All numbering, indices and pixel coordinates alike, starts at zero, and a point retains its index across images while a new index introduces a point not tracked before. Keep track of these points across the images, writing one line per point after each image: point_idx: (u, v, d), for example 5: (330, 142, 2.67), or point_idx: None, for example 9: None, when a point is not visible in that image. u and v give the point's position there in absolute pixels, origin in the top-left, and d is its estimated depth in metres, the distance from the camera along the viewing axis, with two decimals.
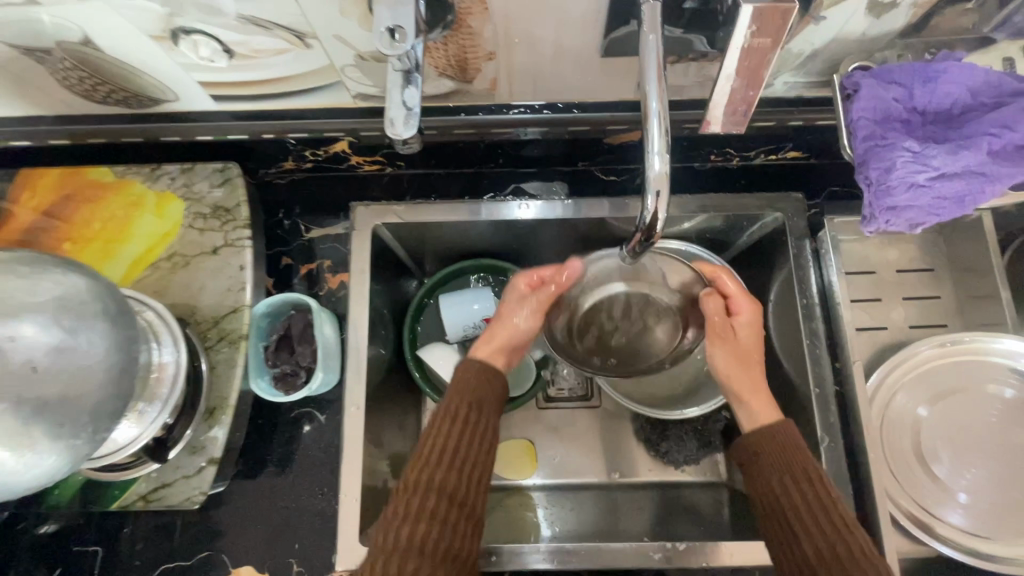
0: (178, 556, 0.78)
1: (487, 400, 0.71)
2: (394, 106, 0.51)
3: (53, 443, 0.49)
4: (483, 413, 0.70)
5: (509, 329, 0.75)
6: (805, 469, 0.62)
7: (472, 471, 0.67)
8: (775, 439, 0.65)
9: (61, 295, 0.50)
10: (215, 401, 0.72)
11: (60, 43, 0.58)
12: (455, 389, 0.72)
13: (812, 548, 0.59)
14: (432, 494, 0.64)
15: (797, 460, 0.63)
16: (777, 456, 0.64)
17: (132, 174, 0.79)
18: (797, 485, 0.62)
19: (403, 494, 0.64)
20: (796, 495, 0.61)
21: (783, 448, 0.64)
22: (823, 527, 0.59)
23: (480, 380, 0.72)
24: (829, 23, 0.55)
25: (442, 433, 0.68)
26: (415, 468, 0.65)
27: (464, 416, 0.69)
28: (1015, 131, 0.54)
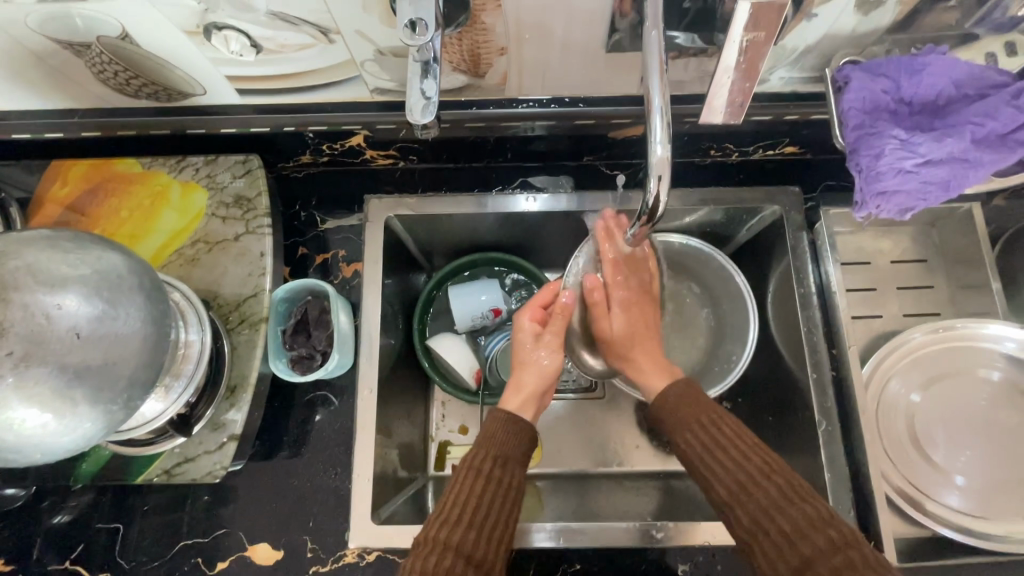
0: (196, 533, 0.81)
1: (513, 454, 0.71)
2: (414, 95, 0.55)
3: (92, 408, 0.52)
4: (507, 468, 0.70)
5: (536, 373, 0.76)
6: (702, 411, 0.69)
7: (493, 533, 0.65)
8: (676, 390, 0.72)
9: (101, 269, 0.53)
10: (236, 379, 0.75)
11: (99, 38, 0.62)
12: (479, 441, 0.72)
13: (727, 486, 0.64)
14: (450, 551, 0.62)
15: (698, 406, 0.70)
16: (683, 410, 0.70)
17: (158, 166, 0.83)
18: (701, 432, 0.68)
19: (420, 548, 0.63)
20: (699, 438, 0.68)
21: (684, 397, 0.71)
22: (729, 462, 0.65)
23: (505, 431, 0.72)
24: (820, 20, 0.58)
25: (464, 488, 0.67)
26: (435, 523, 0.65)
27: (488, 470, 0.69)
28: (997, 120, 0.58)
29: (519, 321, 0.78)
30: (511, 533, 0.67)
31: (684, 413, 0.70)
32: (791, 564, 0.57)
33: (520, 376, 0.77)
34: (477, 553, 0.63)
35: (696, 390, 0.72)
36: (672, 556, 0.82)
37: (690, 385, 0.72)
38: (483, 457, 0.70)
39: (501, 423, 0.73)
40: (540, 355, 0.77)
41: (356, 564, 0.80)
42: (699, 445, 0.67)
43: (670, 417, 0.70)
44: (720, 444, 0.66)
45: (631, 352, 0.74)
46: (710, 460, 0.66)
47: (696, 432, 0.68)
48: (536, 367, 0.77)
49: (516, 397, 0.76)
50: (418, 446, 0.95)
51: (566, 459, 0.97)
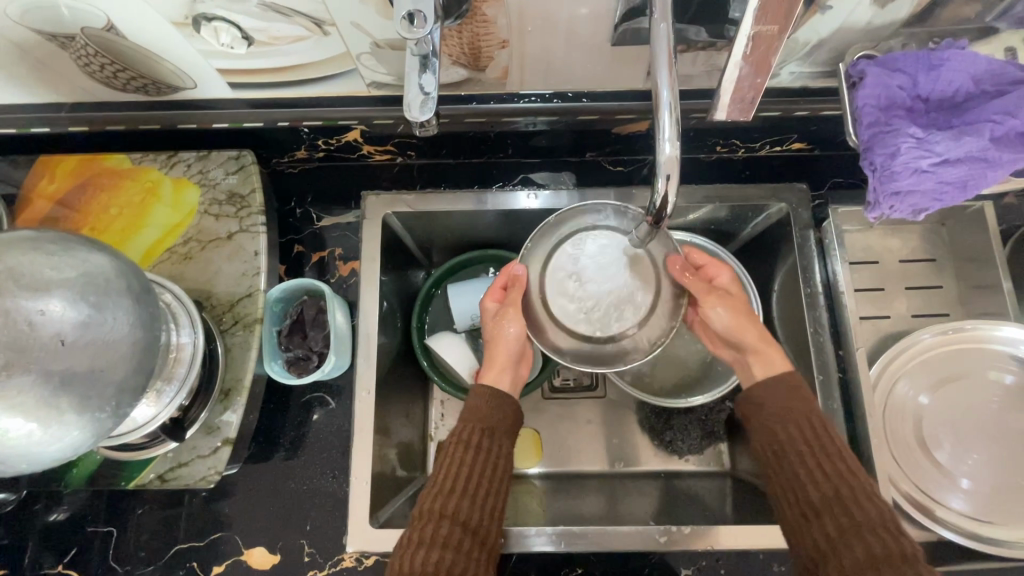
0: (192, 536, 0.80)
1: (498, 425, 0.71)
2: (412, 90, 0.53)
3: (79, 416, 0.50)
4: (494, 437, 0.70)
5: (505, 345, 0.74)
6: (811, 417, 0.66)
7: (486, 500, 0.66)
8: (778, 393, 0.68)
9: (87, 272, 0.51)
10: (230, 382, 0.73)
11: (84, 29, 0.59)
12: (466, 414, 0.72)
13: (820, 493, 0.62)
14: (445, 520, 0.63)
15: (805, 410, 0.67)
16: (784, 411, 0.67)
17: (148, 161, 0.81)
18: (804, 435, 0.65)
19: (417, 521, 0.64)
20: (801, 439, 0.65)
21: (785, 399, 0.67)
22: (829, 472, 0.63)
23: (489, 405, 0.72)
24: (835, 13, 0.56)
25: (454, 461, 0.67)
26: (429, 496, 0.65)
27: (475, 441, 0.69)
28: (1017, 118, 0.55)
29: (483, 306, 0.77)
30: (503, 500, 0.68)
31: (788, 413, 0.67)
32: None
33: (491, 351, 0.75)
34: (472, 520, 0.64)
35: (804, 398, 0.67)
36: (674, 560, 0.81)
37: (800, 391, 0.68)
38: (470, 430, 0.70)
39: (485, 397, 0.72)
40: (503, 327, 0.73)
41: (355, 567, 0.79)
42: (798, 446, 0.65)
43: (767, 414, 0.68)
44: (823, 454, 0.64)
45: (752, 353, 0.71)
46: (804, 463, 0.64)
47: (798, 436, 0.65)
48: (504, 340, 0.73)
49: (490, 369, 0.74)
50: (416, 447, 0.93)
51: (568, 459, 0.96)
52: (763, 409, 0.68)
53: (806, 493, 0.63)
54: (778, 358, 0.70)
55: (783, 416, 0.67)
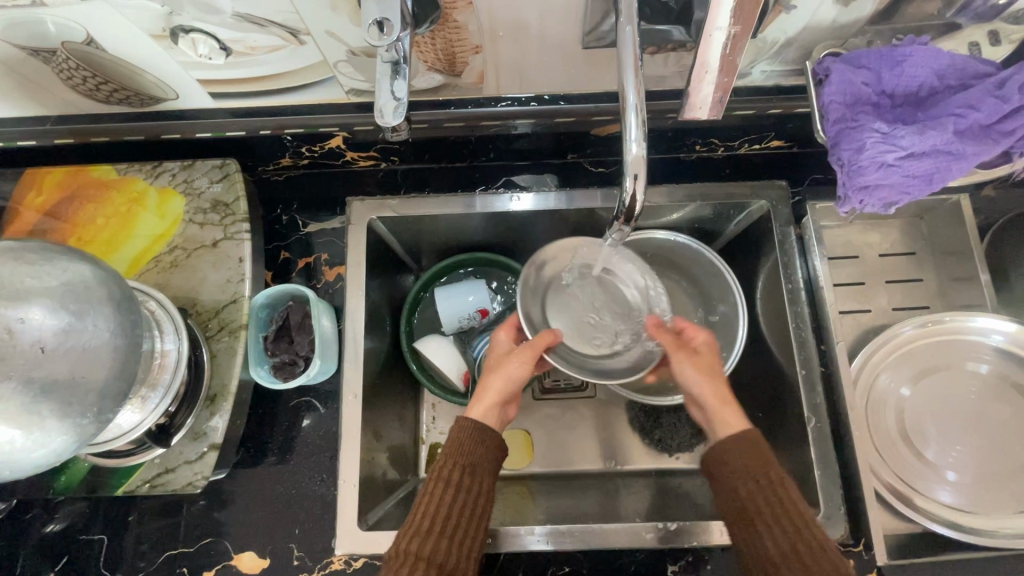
0: (183, 541, 0.80)
1: (480, 462, 0.70)
2: (384, 95, 0.53)
3: (61, 421, 0.51)
4: (475, 477, 0.69)
5: (500, 380, 0.75)
6: (771, 472, 0.63)
7: (462, 542, 0.65)
8: (736, 447, 0.65)
9: (67, 281, 0.52)
10: (216, 388, 0.74)
11: (65, 44, 0.61)
12: (447, 449, 0.71)
13: (778, 552, 0.60)
14: (422, 564, 0.62)
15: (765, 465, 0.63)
16: (739, 461, 0.64)
17: (134, 171, 0.82)
18: (768, 503, 0.61)
19: (393, 561, 0.63)
20: (767, 508, 0.61)
21: (746, 455, 0.64)
22: (804, 553, 0.58)
23: (471, 442, 0.70)
24: (800, 12, 0.57)
25: (433, 498, 0.67)
26: (405, 535, 0.65)
27: (455, 480, 0.68)
28: (979, 112, 0.56)
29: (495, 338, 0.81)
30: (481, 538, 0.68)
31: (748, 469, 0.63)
32: None
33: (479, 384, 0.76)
34: (449, 561, 0.64)
35: (761, 455, 0.64)
36: (660, 557, 0.81)
37: (761, 451, 0.64)
38: (452, 465, 0.69)
39: (468, 430, 0.71)
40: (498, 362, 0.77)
41: (344, 570, 0.79)
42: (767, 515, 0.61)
43: (726, 465, 0.64)
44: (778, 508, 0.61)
45: (717, 409, 0.68)
46: (774, 537, 0.60)
47: (759, 491, 0.62)
48: (501, 376, 0.75)
49: (479, 404, 0.74)
50: (407, 450, 0.94)
51: (558, 459, 0.96)
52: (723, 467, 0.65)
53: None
54: (736, 415, 0.67)
55: (739, 465, 0.64)
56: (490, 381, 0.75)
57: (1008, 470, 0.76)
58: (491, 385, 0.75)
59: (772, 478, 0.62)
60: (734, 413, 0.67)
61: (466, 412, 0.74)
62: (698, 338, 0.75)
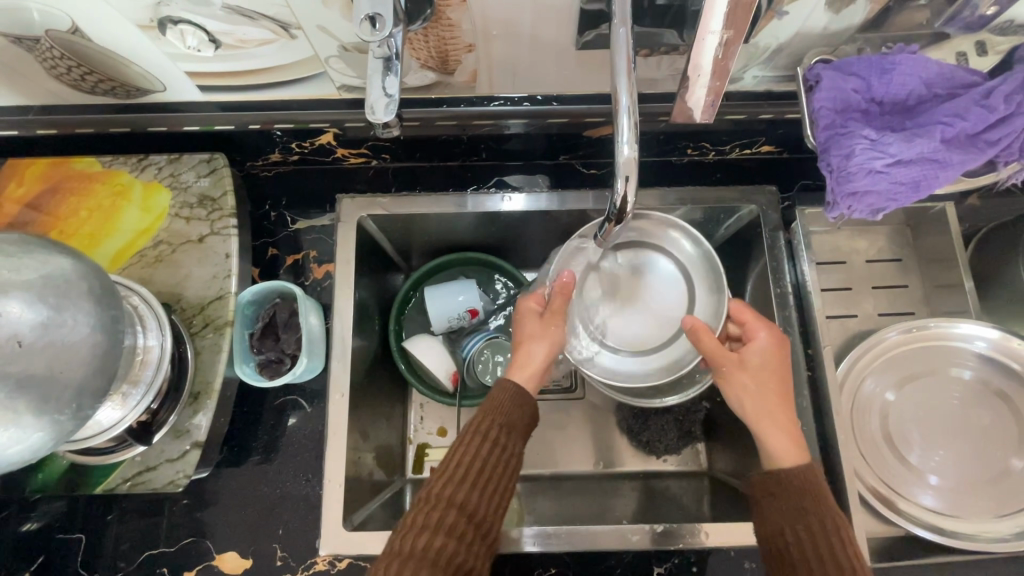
0: (163, 541, 0.79)
1: (517, 422, 0.70)
2: (375, 92, 0.53)
3: (36, 418, 0.49)
4: (511, 437, 0.68)
5: (546, 347, 0.74)
6: (825, 519, 0.62)
7: (494, 495, 0.65)
8: (791, 482, 0.64)
9: (46, 274, 0.51)
10: (200, 385, 0.73)
11: (49, 31, 0.59)
12: (485, 406, 0.70)
13: None
14: (453, 511, 0.62)
15: (819, 509, 0.62)
16: (789, 499, 0.64)
17: (119, 164, 0.80)
18: (814, 538, 0.61)
19: (423, 505, 0.63)
20: (810, 538, 0.61)
21: (799, 492, 0.64)
22: None
23: (513, 402, 0.70)
24: (791, 18, 0.58)
25: (472, 449, 0.66)
26: (440, 480, 0.64)
27: (492, 437, 0.67)
28: (966, 120, 0.57)
29: (520, 305, 0.79)
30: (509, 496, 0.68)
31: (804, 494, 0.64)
32: None
33: (519, 352, 0.75)
34: (478, 512, 0.64)
35: (820, 494, 0.63)
36: (646, 560, 0.81)
37: (818, 491, 0.63)
38: (490, 423, 0.68)
39: (511, 392, 0.71)
40: (538, 326, 0.76)
41: (328, 571, 0.78)
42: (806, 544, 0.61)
43: (776, 498, 0.64)
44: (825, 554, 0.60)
45: (758, 426, 0.68)
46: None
47: (806, 533, 0.61)
48: (545, 343, 0.75)
49: (526, 371, 0.73)
50: (394, 450, 0.93)
51: (546, 461, 0.96)
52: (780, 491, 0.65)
53: None
54: (790, 443, 0.67)
55: (791, 505, 0.63)
56: (537, 346, 0.75)
57: (989, 475, 0.77)
58: (540, 349, 0.74)
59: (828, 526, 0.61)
60: (792, 450, 0.66)
61: (507, 376, 0.74)
62: (756, 342, 0.72)
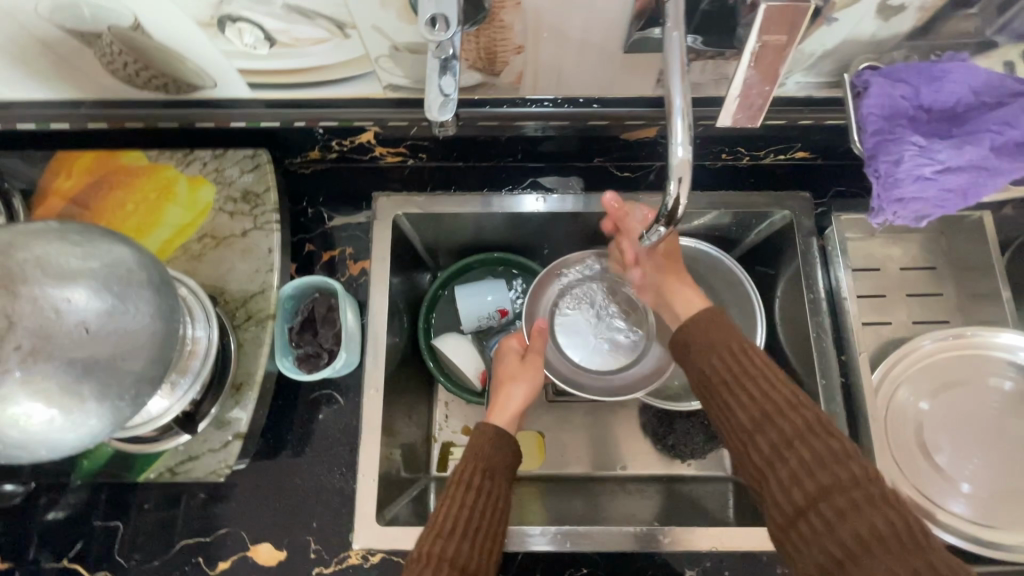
0: (197, 531, 0.80)
1: (498, 466, 0.71)
2: (432, 91, 0.55)
3: (98, 404, 0.51)
4: (494, 479, 0.70)
5: (524, 390, 0.80)
6: (732, 343, 0.67)
7: (483, 542, 0.66)
8: (698, 326, 0.70)
9: (110, 262, 0.52)
10: (242, 376, 0.74)
11: (111, 28, 0.61)
12: (466, 454, 0.72)
13: (766, 441, 0.60)
14: (445, 566, 0.62)
15: (726, 338, 0.67)
16: (704, 340, 0.69)
17: (164, 159, 0.82)
18: (732, 368, 0.65)
19: (414, 565, 0.63)
20: (729, 370, 0.65)
21: (710, 332, 0.69)
22: (784, 429, 0.59)
23: (494, 445, 0.72)
24: (841, 25, 0.59)
25: (455, 500, 0.67)
26: (429, 538, 0.64)
27: (476, 483, 0.68)
28: (1015, 129, 0.58)
29: (504, 345, 0.86)
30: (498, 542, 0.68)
31: (711, 349, 0.67)
32: (800, 495, 0.56)
33: (502, 395, 0.79)
34: (470, 564, 0.64)
35: (724, 325, 0.69)
36: (676, 562, 0.81)
37: (721, 317, 0.70)
38: (472, 469, 0.69)
39: (491, 437, 0.73)
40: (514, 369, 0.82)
41: (360, 565, 0.79)
42: (745, 422, 0.62)
43: (692, 348, 0.69)
44: (746, 372, 0.64)
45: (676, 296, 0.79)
46: (745, 410, 0.62)
47: (723, 364, 0.65)
48: (523, 384, 0.80)
49: (504, 414, 0.77)
50: (422, 446, 0.94)
51: (572, 461, 0.96)
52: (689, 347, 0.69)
53: (773, 464, 0.58)
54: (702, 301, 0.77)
55: (704, 346, 0.68)
56: (515, 389, 0.79)
57: None
58: (518, 393, 0.79)
59: (737, 349, 0.66)
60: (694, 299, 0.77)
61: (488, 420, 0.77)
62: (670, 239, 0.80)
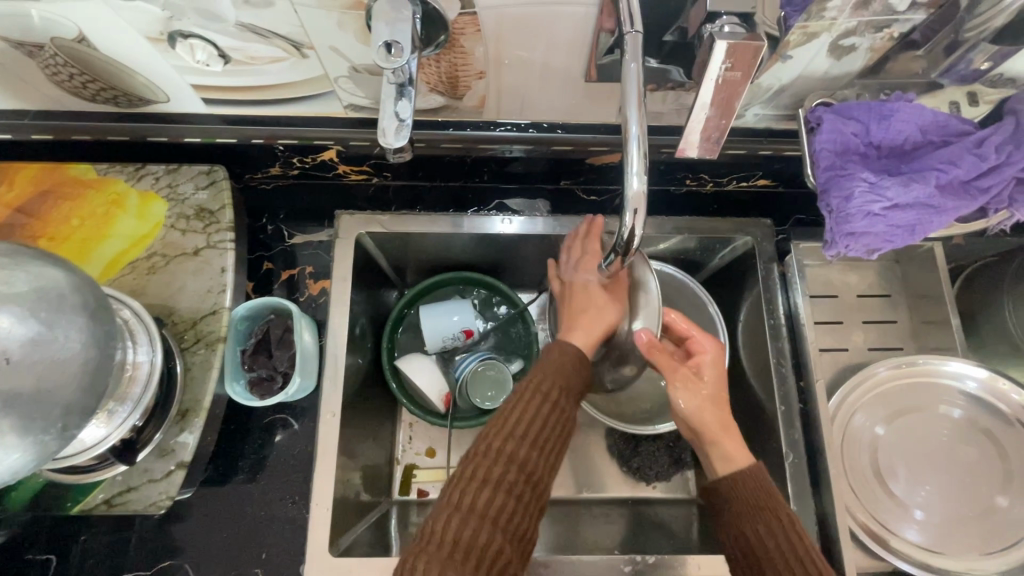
0: (138, 563, 0.76)
1: (574, 386, 0.69)
2: (387, 117, 0.53)
3: (21, 437, 0.47)
4: (570, 400, 0.67)
5: (605, 313, 0.73)
6: (782, 512, 0.61)
7: (551, 454, 0.63)
8: (747, 484, 0.64)
9: (39, 287, 0.50)
10: (188, 403, 0.71)
11: (54, 39, 0.59)
12: (546, 366, 0.68)
13: None
14: (513, 466, 0.60)
15: (775, 506, 0.62)
16: (748, 504, 0.63)
17: (115, 173, 0.79)
18: (776, 539, 0.60)
19: (479, 457, 0.61)
20: (775, 545, 0.60)
21: (755, 493, 0.63)
22: None
23: (572, 362, 0.69)
24: (795, 61, 0.60)
25: (530, 405, 0.64)
26: (501, 434, 0.62)
27: (555, 396, 0.66)
28: (959, 168, 0.59)
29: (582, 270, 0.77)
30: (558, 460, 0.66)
31: (755, 510, 0.62)
32: None
33: (583, 315, 0.73)
34: (536, 472, 0.61)
35: (772, 495, 0.63)
36: None
37: (768, 485, 0.63)
38: (553, 383, 0.66)
39: (571, 353, 0.70)
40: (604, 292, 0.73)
41: None
42: None
43: (738, 503, 0.63)
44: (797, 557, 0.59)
45: (717, 438, 0.67)
46: None
47: (772, 538, 0.60)
48: (610, 307, 0.73)
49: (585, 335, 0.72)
50: (383, 470, 0.91)
51: None
52: (729, 502, 0.64)
53: None
54: (742, 448, 0.67)
55: (752, 505, 0.62)
56: (608, 310, 0.73)
57: (974, 511, 0.78)
58: (609, 316, 0.72)
59: (785, 521, 0.61)
60: (738, 447, 0.67)
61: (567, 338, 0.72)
62: (701, 356, 0.72)
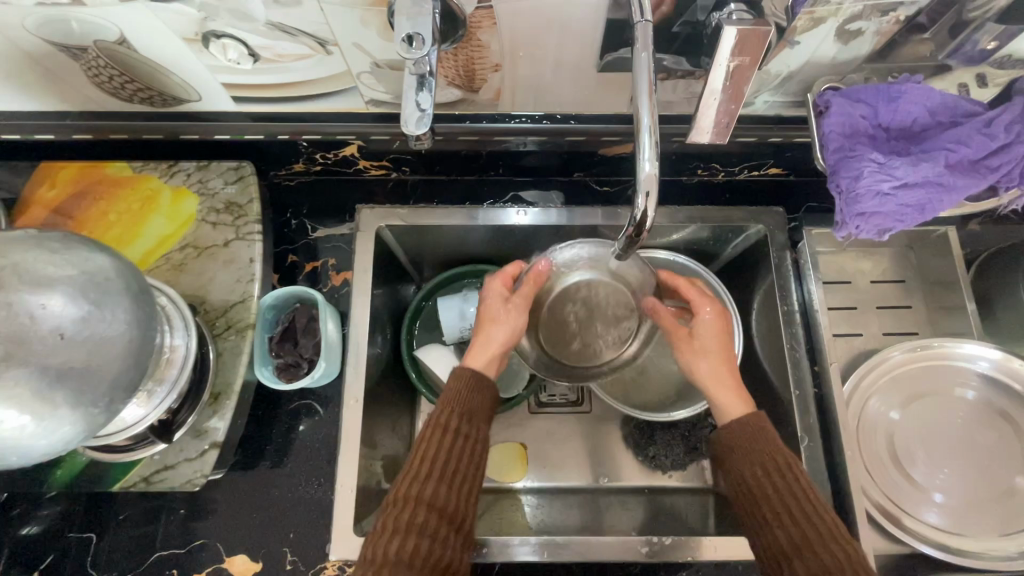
0: (173, 542, 0.79)
1: (477, 410, 0.71)
2: (409, 107, 0.56)
3: (73, 408, 0.51)
4: (474, 424, 0.70)
5: (509, 329, 0.75)
6: (778, 456, 0.65)
7: (462, 484, 0.66)
8: (746, 430, 0.67)
9: (88, 270, 0.53)
10: (220, 386, 0.74)
11: (97, 42, 0.62)
12: (445, 399, 0.71)
13: (790, 544, 0.61)
14: (423, 507, 0.63)
15: (771, 450, 0.65)
16: (749, 451, 0.66)
17: (150, 170, 0.83)
18: (771, 478, 0.64)
19: (393, 507, 0.64)
20: (770, 483, 0.64)
21: (755, 440, 0.66)
22: (813, 541, 0.60)
23: (472, 389, 0.71)
24: (802, 47, 0.61)
25: (433, 445, 0.67)
26: (406, 479, 0.65)
27: (454, 426, 0.68)
28: (968, 147, 0.60)
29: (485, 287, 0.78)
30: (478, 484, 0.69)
31: (752, 453, 0.66)
32: None
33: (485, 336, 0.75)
34: (449, 506, 0.65)
35: (768, 437, 0.67)
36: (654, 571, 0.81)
37: (765, 428, 0.67)
38: (451, 413, 0.69)
39: (469, 379, 0.72)
40: (502, 308, 0.76)
41: None
42: (784, 542, 0.61)
43: (739, 449, 0.67)
44: (791, 494, 0.62)
45: (714, 392, 0.71)
46: (784, 527, 0.62)
47: (769, 479, 0.64)
48: (507, 325, 0.75)
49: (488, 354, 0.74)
50: (403, 456, 0.94)
51: (554, 473, 0.96)
52: (733, 451, 0.67)
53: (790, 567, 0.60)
54: (736, 403, 0.70)
55: (750, 449, 0.66)
56: (506, 327, 0.75)
57: (994, 494, 0.77)
58: (507, 334, 0.75)
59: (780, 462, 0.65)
60: (734, 400, 0.70)
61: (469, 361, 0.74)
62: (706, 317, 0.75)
